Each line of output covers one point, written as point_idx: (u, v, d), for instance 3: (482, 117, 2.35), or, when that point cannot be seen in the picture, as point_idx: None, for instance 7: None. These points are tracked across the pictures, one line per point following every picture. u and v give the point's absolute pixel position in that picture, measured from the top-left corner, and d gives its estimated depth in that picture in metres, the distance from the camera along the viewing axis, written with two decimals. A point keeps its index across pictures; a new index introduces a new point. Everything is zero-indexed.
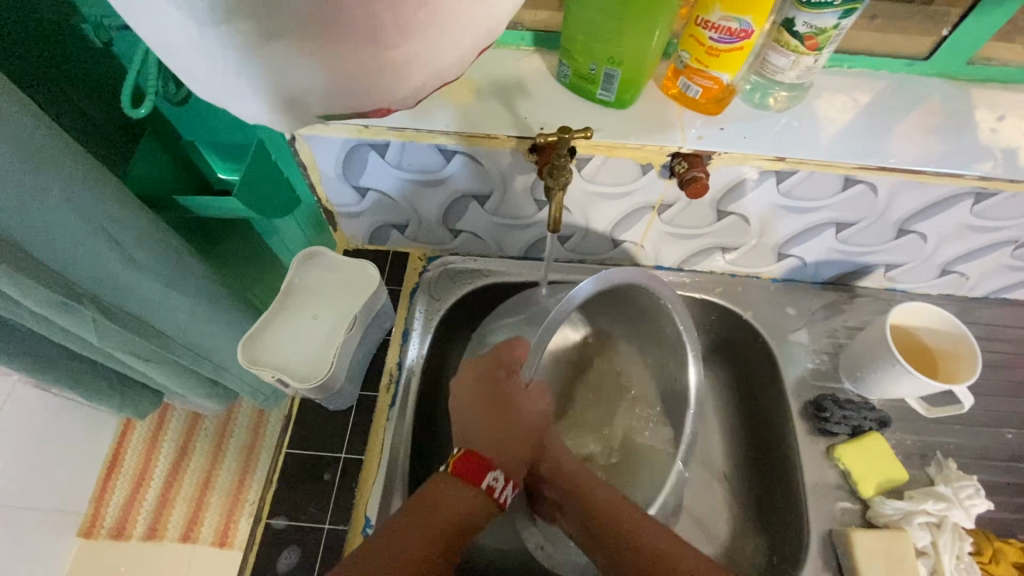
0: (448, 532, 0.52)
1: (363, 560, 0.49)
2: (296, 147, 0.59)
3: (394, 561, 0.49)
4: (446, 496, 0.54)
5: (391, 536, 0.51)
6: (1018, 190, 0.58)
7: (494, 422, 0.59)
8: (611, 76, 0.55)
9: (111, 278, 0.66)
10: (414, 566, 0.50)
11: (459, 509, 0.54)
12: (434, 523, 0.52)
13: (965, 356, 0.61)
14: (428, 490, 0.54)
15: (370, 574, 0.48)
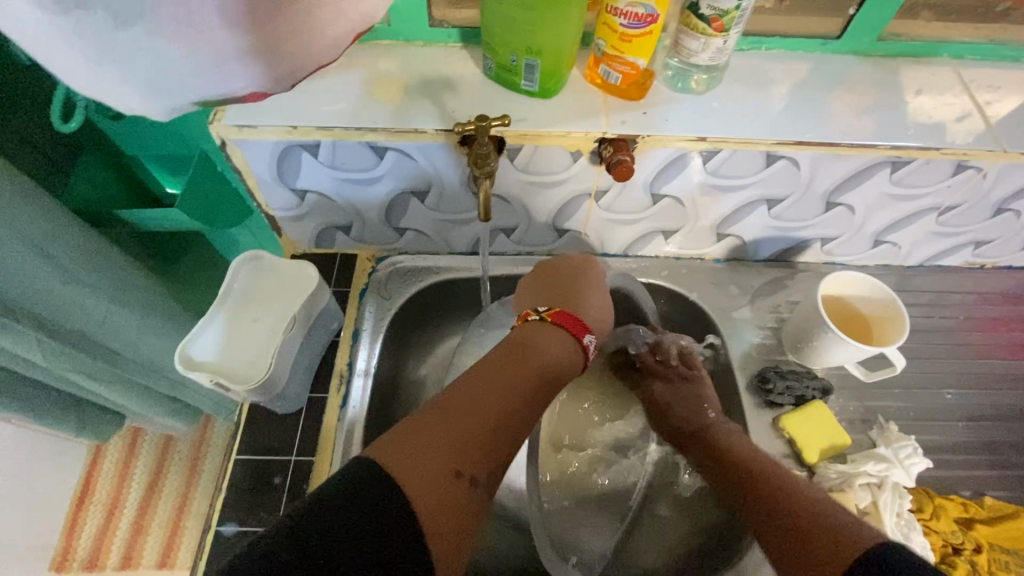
0: (549, 370, 0.54)
1: (479, 383, 0.49)
2: (228, 152, 0.59)
3: (507, 387, 0.50)
4: (545, 343, 0.56)
5: (498, 367, 0.52)
6: (931, 157, 0.61)
7: (572, 293, 0.63)
8: (532, 66, 0.56)
9: (49, 294, 0.65)
10: (524, 395, 0.50)
11: (563, 352, 0.57)
12: (540, 360, 0.54)
13: (893, 319, 0.64)
14: (532, 336, 0.57)
15: (487, 392, 0.48)
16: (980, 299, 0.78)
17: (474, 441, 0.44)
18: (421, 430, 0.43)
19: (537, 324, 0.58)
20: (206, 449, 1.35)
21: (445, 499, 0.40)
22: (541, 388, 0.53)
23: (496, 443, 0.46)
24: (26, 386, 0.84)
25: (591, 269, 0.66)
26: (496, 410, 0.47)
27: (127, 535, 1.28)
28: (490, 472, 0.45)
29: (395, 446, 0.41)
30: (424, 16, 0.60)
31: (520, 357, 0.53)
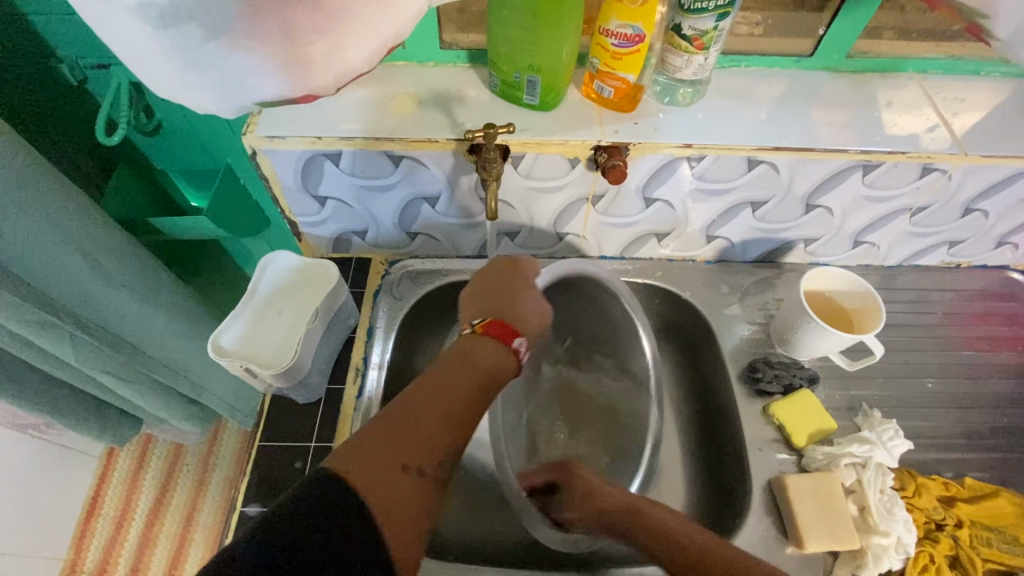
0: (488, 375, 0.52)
1: (409, 397, 0.46)
2: (257, 161, 0.65)
3: (442, 397, 0.47)
4: (484, 346, 0.54)
5: (428, 379, 0.49)
6: (898, 160, 0.66)
7: (507, 298, 0.61)
8: (534, 82, 0.63)
9: (88, 293, 0.70)
10: (463, 402, 0.48)
11: (498, 359, 0.54)
12: (473, 367, 0.51)
13: (872, 310, 0.69)
14: (460, 347, 0.54)
15: (420, 405, 0.46)
16: (957, 296, 0.83)
17: (423, 451, 0.43)
18: (356, 451, 0.41)
19: (469, 336, 0.56)
20: (215, 460, 1.41)
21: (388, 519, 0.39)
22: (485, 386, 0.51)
23: (444, 446, 0.45)
24: (53, 387, 0.88)
25: (527, 274, 0.64)
26: (435, 419, 0.45)
27: (136, 546, 1.32)
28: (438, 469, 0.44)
29: (335, 471, 0.40)
30: (436, 39, 0.67)
31: (454, 368, 0.50)
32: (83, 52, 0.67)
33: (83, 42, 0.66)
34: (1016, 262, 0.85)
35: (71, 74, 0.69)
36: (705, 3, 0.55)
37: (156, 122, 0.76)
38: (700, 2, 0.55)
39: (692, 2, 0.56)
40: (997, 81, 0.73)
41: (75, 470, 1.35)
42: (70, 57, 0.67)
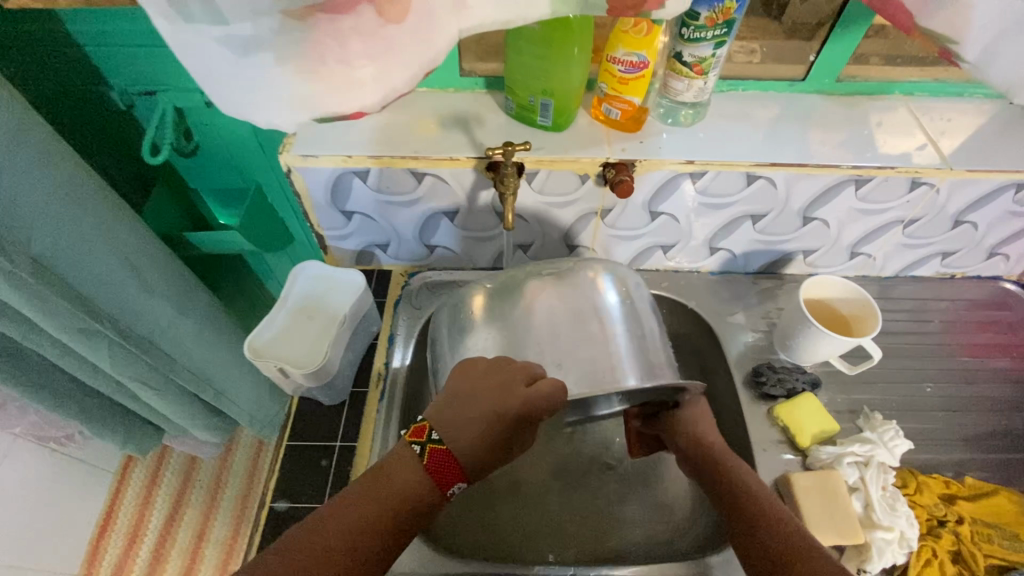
0: (405, 514, 0.52)
1: (314, 526, 0.50)
2: (291, 177, 0.71)
3: (349, 531, 0.49)
4: (405, 473, 0.53)
5: (345, 503, 0.51)
6: (888, 174, 0.71)
7: (478, 413, 0.54)
8: (547, 105, 0.68)
9: (128, 301, 0.75)
10: (363, 541, 0.49)
11: (424, 495, 0.53)
12: (388, 499, 0.51)
13: (869, 316, 0.72)
14: (391, 462, 0.54)
15: (319, 541, 0.48)
16: (953, 305, 0.87)
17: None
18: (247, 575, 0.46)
19: (411, 450, 0.54)
20: (227, 476, 1.43)
21: None
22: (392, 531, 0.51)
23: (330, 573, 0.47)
24: (84, 395, 0.92)
25: (496, 404, 0.54)
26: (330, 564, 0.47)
27: (148, 562, 1.33)
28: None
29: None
30: (457, 68, 0.73)
31: (371, 492, 0.52)
32: (133, 79, 0.73)
33: (134, 71, 0.72)
34: (1008, 273, 0.89)
35: (121, 100, 0.76)
36: (703, 33, 0.61)
37: (194, 144, 0.83)
38: (699, 32, 0.61)
39: (691, 32, 0.61)
40: (980, 102, 0.78)
41: (91, 484, 1.37)
42: (122, 85, 0.74)
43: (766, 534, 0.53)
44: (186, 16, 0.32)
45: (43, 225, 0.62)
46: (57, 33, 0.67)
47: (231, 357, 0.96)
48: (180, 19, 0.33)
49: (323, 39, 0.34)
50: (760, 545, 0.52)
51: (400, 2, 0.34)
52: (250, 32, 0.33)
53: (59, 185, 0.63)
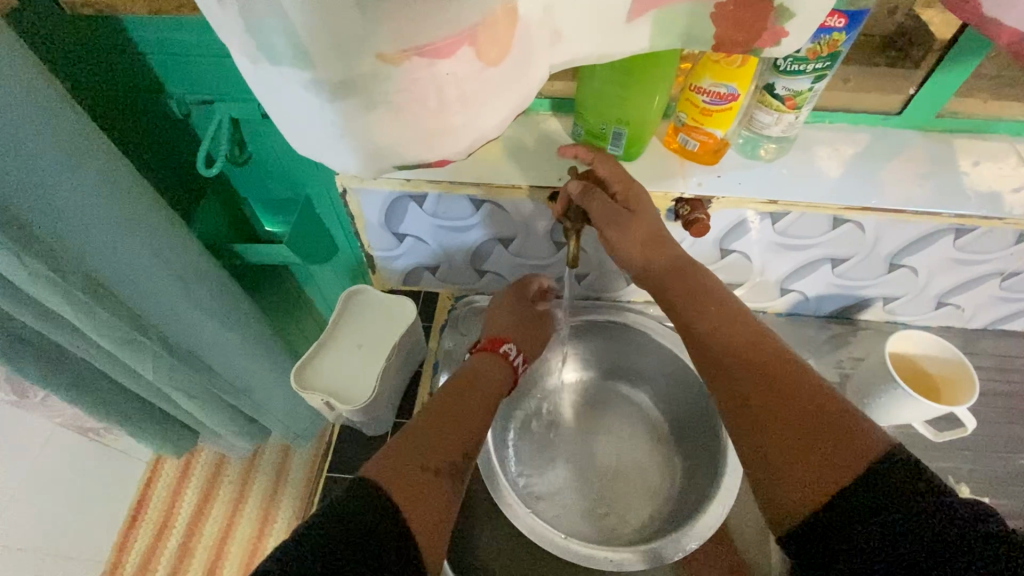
0: (488, 390, 0.65)
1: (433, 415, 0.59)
2: (347, 198, 0.68)
3: (459, 410, 0.61)
4: (484, 373, 0.67)
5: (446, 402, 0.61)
6: (993, 226, 0.64)
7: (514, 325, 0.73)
8: (619, 134, 0.63)
9: (175, 313, 0.74)
10: (471, 413, 0.61)
11: (494, 378, 0.67)
12: (475, 388, 0.64)
13: (964, 380, 0.65)
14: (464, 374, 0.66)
15: (441, 421, 0.58)
16: None
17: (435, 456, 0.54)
18: (407, 442, 0.55)
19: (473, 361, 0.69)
20: (256, 473, 1.33)
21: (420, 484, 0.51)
22: (485, 415, 0.62)
23: (457, 456, 0.56)
24: (125, 397, 0.92)
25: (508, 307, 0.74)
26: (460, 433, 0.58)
27: (174, 556, 1.26)
28: (453, 467, 0.55)
29: (386, 476, 0.50)
30: None
31: (463, 387, 0.64)
32: (191, 87, 0.71)
33: (191, 80, 0.71)
34: None
35: (178, 108, 0.75)
36: (803, 65, 0.55)
37: (247, 154, 0.80)
38: (798, 64, 0.55)
39: (789, 64, 0.56)
40: None
41: None
42: (179, 94, 0.73)
43: (745, 370, 0.54)
44: (271, 57, 0.30)
45: (101, 241, 0.62)
46: (120, 41, 0.66)
47: (270, 370, 0.95)
48: (265, 60, 0.30)
49: (418, 83, 0.31)
50: (733, 378, 0.55)
51: (500, 43, 0.31)
52: (339, 77, 0.30)
53: (118, 200, 0.62)
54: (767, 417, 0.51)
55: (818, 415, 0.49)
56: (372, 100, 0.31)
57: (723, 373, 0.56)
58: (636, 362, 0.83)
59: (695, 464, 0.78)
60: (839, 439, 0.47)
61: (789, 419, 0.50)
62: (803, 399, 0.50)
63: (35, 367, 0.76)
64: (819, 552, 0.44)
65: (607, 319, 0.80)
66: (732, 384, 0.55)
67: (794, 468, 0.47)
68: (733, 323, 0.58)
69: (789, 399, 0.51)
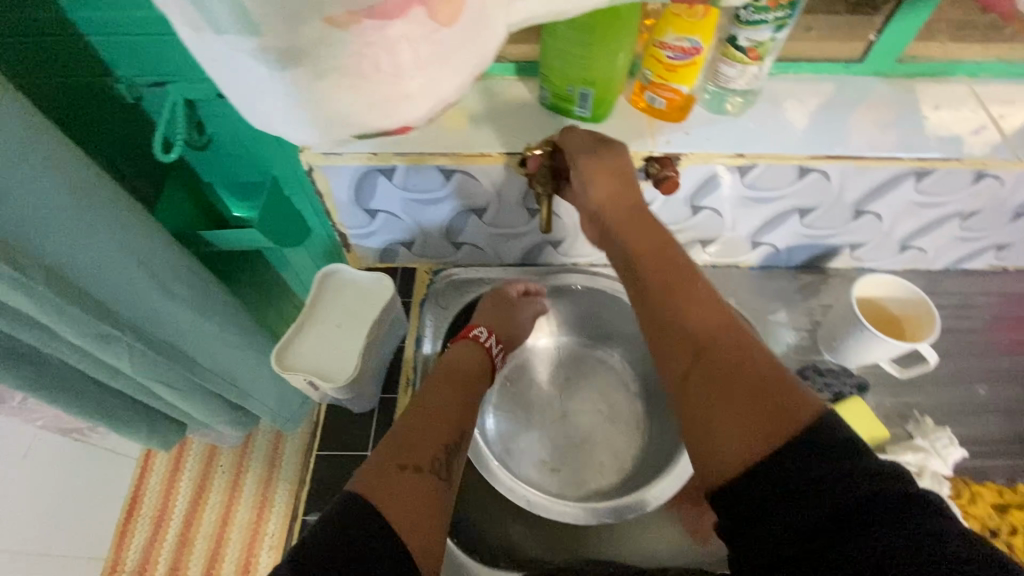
0: (467, 381, 0.66)
1: (415, 411, 0.60)
2: (313, 177, 0.67)
3: (438, 406, 0.61)
4: (465, 363, 0.69)
5: (427, 400, 0.62)
6: (952, 167, 0.66)
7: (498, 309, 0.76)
8: (586, 95, 0.63)
9: (145, 305, 0.73)
10: (452, 407, 0.62)
11: (469, 363, 0.69)
12: (455, 379, 0.65)
13: (926, 319, 0.68)
14: (444, 365, 0.67)
15: (420, 417, 0.59)
16: (1007, 301, 0.83)
17: (421, 454, 0.54)
18: (392, 447, 0.54)
19: (455, 351, 0.70)
20: (249, 459, 1.32)
21: (405, 490, 0.50)
22: (466, 414, 0.63)
23: (439, 452, 0.56)
24: (104, 393, 0.91)
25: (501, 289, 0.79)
26: (444, 428, 0.59)
27: (175, 547, 1.25)
28: (437, 465, 0.55)
29: (365, 485, 0.50)
30: None
31: (445, 380, 0.65)
32: (140, 68, 0.68)
33: (138, 61, 0.68)
34: None
35: (128, 92, 0.71)
36: (765, 15, 0.55)
37: (206, 137, 0.78)
38: (760, 14, 0.55)
39: (750, 14, 0.56)
40: None
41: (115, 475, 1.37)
42: (127, 77, 0.69)
43: (693, 334, 0.52)
44: (214, 25, 0.29)
45: (56, 236, 0.59)
46: (56, 22, 0.62)
47: (250, 356, 0.94)
48: (208, 29, 0.29)
49: (369, 48, 0.30)
50: (677, 352, 0.52)
51: (453, 1, 0.30)
52: (286, 44, 0.29)
53: (71, 191, 0.59)
54: (710, 375, 0.49)
55: (759, 379, 0.47)
56: (323, 67, 0.30)
57: (667, 357, 0.53)
58: (616, 325, 0.85)
59: (667, 425, 0.79)
60: (781, 406, 0.44)
61: (737, 383, 0.47)
62: (754, 369, 0.48)
63: (6, 370, 0.74)
64: (751, 509, 0.42)
65: (580, 284, 0.81)
66: (677, 337, 0.52)
67: (735, 426, 0.45)
68: (672, 296, 0.55)
69: (732, 362, 0.49)
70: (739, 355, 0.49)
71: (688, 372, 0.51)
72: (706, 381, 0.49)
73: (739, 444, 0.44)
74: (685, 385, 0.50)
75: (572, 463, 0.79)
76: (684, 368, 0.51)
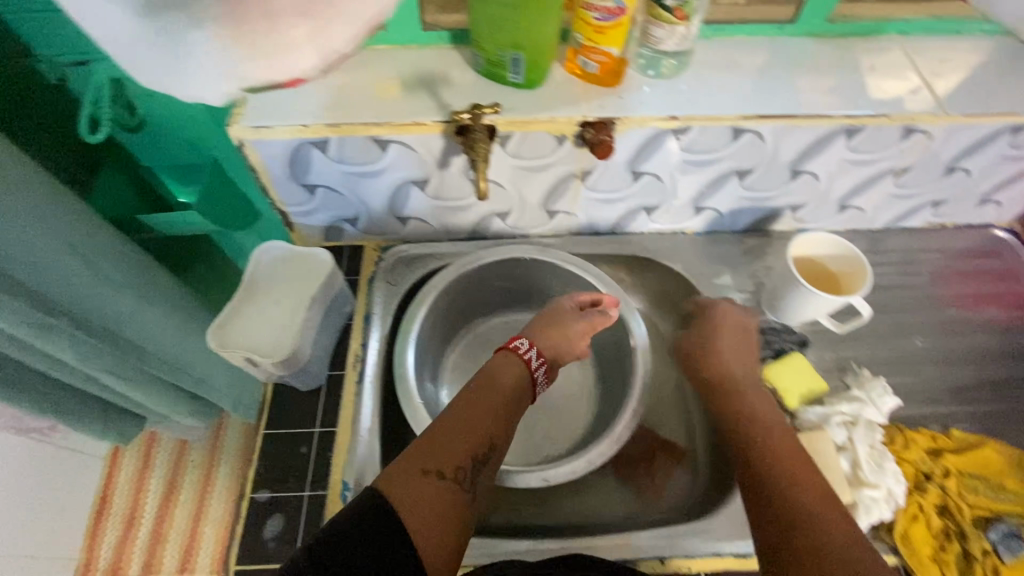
0: (508, 395, 0.64)
1: (449, 416, 0.59)
2: (245, 152, 0.65)
3: (473, 412, 0.59)
4: (505, 375, 0.67)
5: (462, 405, 0.60)
6: (881, 124, 0.67)
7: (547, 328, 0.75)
8: (517, 60, 0.62)
9: (81, 292, 0.70)
10: (489, 416, 0.60)
11: (513, 379, 0.67)
12: (494, 389, 0.64)
13: (859, 273, 0.70)
14: (483, 373, 0.66)
15: (452, 422, 0.58)
16: (943, 257, 0.85)
17: (445, 459, 0.53)
18: (418, 449, 0.54)
19: (500, 358, 0.69)
20: (219, 454, 1.31)
21: (423, 492, 0.50)
22: (506, 423, 0.61)
23: (464, 460, 0.54)
24: (52, 386, 0.89)
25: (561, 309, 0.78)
26: (474, 434, 0.57)
27: (148, 543, 1.25)
28: (459, 471, 0.53)
29: (390, 480, 0.50)
30: (417, 22, 0.66)
31: (483, 386, 0.63)
32: (61, 47, 0.67)
33: (58, 40, 0.66)
34: (1000, 220, 0.86)
35: (52, 73, 0.69)
36: None
37: (139, 118, 0.76)
38: None
39: None
40: (977, 42, 0.73)
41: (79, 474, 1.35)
42: (48, 56, 0.68)
43: (784, 510, 0.53)
44: None
45: None
46: None
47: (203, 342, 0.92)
48: None
49: None
50: (775, 500, 0.54)
51: None
52: None
53: None
54: (802, 508, 0.52)
55: (847, 533, 0.50)
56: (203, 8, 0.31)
57: (767, 503, 0.55)
58: (568, 295, 0.86)
59: (618, 390, 0.81)
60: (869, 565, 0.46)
61: (827, 521, 0.51)
62: (834, 516, 0.51)
63: None
64: None
65: (531, 257, 0.81)
66: (769, 478, 0.57)
67: (817, 538, 0.49)
68: (767, 461, 0.58)
69: (814, 510, 0.52)
70: (832, 512, 0.52)
71: (794, 521, 0.52)
72: (792, 515, 0.52)
73: (819, 553, 0.48)
74: (793, 530, 0.51)
75: (527, 433, 0.80)
76: (772, 491, 0.55)
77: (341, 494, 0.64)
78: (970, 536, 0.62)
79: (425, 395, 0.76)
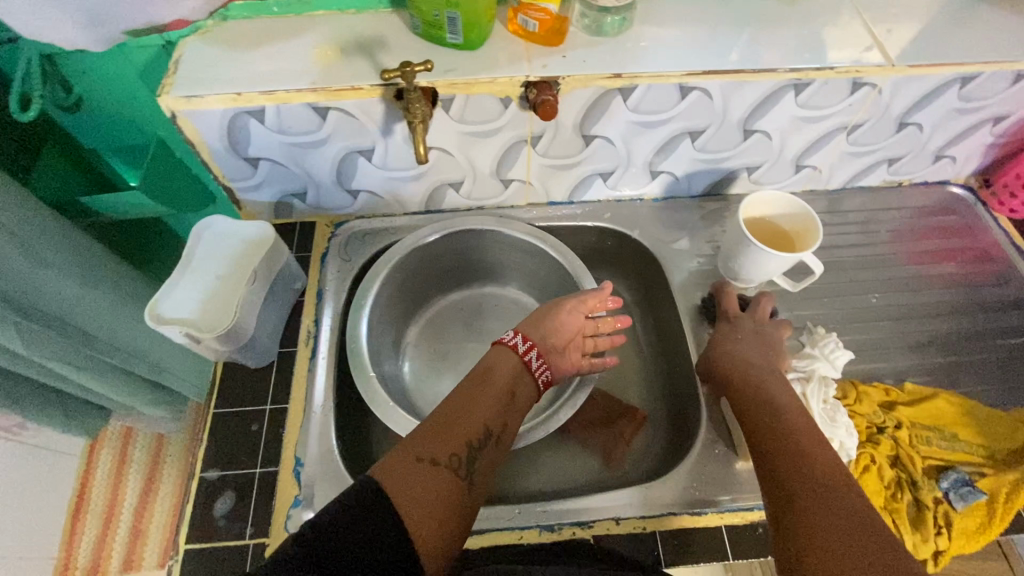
0: (507, 385, 0.61)
1: (448, 405, 0.56)
2: (179, 124, 0.63)
3: (473, 402, 0.57)
4: (506, 364, 0.63)
5: (463, 395, 0.58)
6: (828, 77, 0.66)
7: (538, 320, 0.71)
8: (454, 19, 0.61)
9: (19, 276, 0.68)
10: (487, 405, 0.57)
11: (512, 370, 0.63)
12: (494, 380, 0.61)
13: (810, 230, 0.70)
14: (484, 362, 0.63)
15: (450, 411, 0.56)
16: (901, 215, 0.85)
17: (440, 449, 0.51)
18: (416, 439, 0.52)
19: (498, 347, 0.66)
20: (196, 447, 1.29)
21: (416, 482, 0.48)
22: (506, 415, 0.58)
23: (462, 450, 0.52)
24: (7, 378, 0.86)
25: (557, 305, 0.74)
26: (472, 424, 0.54)
27: (127, 539, 1.23)
28: (455, 461, 0.51)
29: (383, 470, 0.48)
30: None
31: (483, 376, 0.61)
32: None
33: None
34: (956, 177, 0.87)
35: None
36: None
37: (75, 98, 0.73)
38: None
39: None
40: None
41: None
42: None
43: (787, 483, 0.50)
44: None
45: None
46: None
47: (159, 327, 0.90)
48: None
49: None
50: (790, 475, 0.51)
51: None
52: None
53: None
54: (816, 499, 0.48)
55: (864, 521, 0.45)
56: None
57: (780, 491, 0.51)
58: (528, 266, 0.85)
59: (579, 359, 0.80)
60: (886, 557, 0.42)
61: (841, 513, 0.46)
62: (849, 500, 0.47)
63: None
64: None
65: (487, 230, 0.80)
66: (785, 466, 0.52)
67: (829, 529, 0.45)
68: (789, 433, 0.55)
69: (836, 501, 0.47)
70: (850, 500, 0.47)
71: (806, 511, 0.47)
72: (804, 505, 0.48)
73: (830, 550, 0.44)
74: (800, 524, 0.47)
75: None
76: (784, 477, 0.51)
77: (292, 469, 0.63)
78: (921, 485, 0.62)
79: (381, 369, 0.75)
